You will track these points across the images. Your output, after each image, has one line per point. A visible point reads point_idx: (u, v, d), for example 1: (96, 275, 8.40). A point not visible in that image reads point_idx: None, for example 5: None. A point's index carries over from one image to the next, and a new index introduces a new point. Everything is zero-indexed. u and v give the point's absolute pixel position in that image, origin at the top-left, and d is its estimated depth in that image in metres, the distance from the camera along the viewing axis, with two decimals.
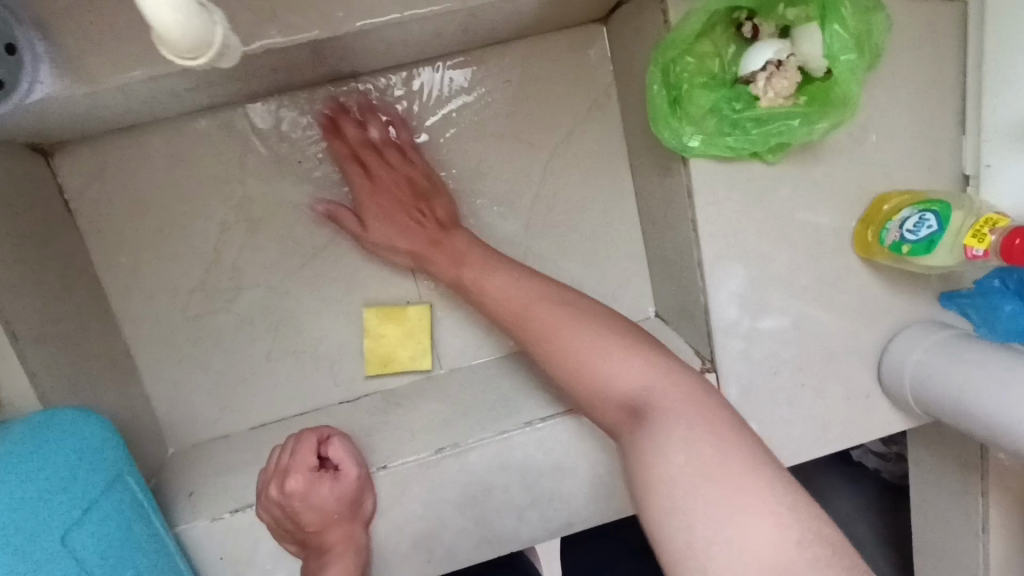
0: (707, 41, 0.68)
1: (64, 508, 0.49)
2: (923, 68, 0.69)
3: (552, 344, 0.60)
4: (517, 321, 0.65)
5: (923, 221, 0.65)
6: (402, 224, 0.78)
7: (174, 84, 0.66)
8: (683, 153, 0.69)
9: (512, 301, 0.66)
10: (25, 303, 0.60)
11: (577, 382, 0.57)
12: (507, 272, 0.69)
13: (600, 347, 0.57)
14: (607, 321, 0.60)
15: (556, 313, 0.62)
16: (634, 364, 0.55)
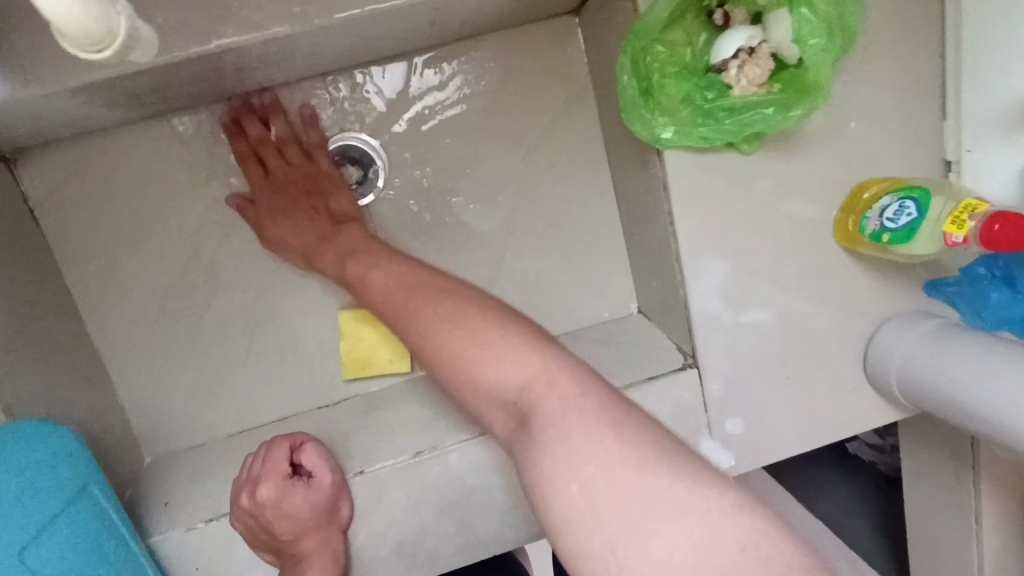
0: (678, 29, 0.64)
1: (23, 526, 0.53)
2: (893, 53, 0.68)
3: (440, 348, 0.56)
4: (400, 316, 0.61)
5: (902, 209, 0.64)
6: (294, 214, 0.78)
7: (130, 87, 0.63)
8: (657, 145, 0.65)
9: (396, 295, 0.63)
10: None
11: (469, 386, 0.54)
12: (390, 266, 0.67)
13: (488, 349, 0.53)
14: (497, 319, 0.56)
15: (438, 315, 0.58)
16: (512, 360, 0.52)
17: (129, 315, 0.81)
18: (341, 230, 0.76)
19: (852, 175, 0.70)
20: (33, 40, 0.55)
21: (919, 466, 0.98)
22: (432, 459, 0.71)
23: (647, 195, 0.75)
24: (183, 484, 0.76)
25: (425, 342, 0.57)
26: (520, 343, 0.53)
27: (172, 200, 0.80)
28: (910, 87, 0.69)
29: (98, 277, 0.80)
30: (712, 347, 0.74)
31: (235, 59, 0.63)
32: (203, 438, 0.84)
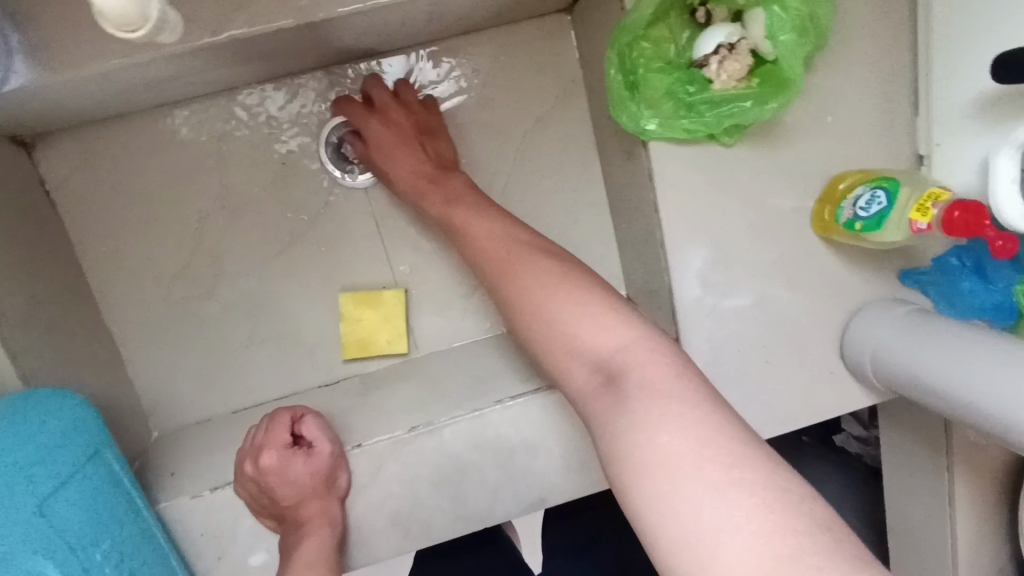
0: (662, 26, 0.68)
1: (43, 483, 0.57)
2: (870, 51, 0.71)
3: (534, 308, 0.57)
4: (498, 273, 0.61)
5: (873, 199, 0.68)
6: (397, 159, 0.77)
7: (145, 76, 0.67)
8: (642, 136, 0.68)
9: (494, 249, 0.63)
10: (18, 298, 0.67)
11: (557, 347, 0.55)
12: (482, 222, 0.66)
13: (581, 314, 0.55)
14: (589, 288, 0.57)
15: (535, 276, 0.59)
16: (610, 327, 0.54)
17: (138, 295, 0.85)
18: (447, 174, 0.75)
19: (829, 166, 0.74)
20: (56, 29, 0.59)
21: (896, 451, 1.01)
22: (426, 434, 0.76)
23: (634, 186, 0.78)
24: (188, 456, 0.79)
25: (519, 302, 0.58)
26: (614, 314, 0.55)
27: (181, 185, 0.84)
28: (885, 83, 0.72)
29: (109, 258, 0.84)
30: (696, 330, 0.77)
31: (246, 49, 0.67)
32: (207, 415, 0.88)
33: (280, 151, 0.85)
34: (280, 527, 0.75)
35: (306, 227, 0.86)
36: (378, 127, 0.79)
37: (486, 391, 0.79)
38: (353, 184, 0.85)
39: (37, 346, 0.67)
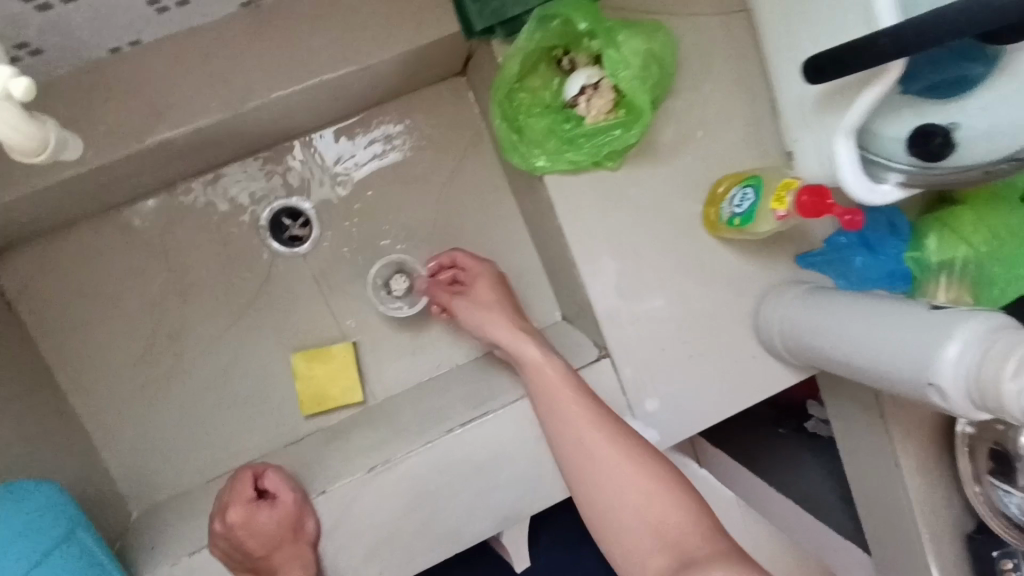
0: (535, 78, 0.78)
1: (23, 558, 0.61)
2: (721, 71, 0.82)
3: (613, 488, 0.66)
4: (576, 448, 0.70)
5: (744, 196, 0.77)
6: (494, 314, 0.82)
7: (85, 184, 0.75)
8: (534, 172, 0.77)
9: (575, 428, 0.71)
10: None
11: (631, 524, 0.64)
12: (559, 383, 0.74)
13: (660, 505, 0.64)
14: (660, 474, 0.66)
15: (609, 455, 0.68)
16: (683, 519, 0.63)
17: (107, 383, 0.91)
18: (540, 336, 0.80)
19: (708, 173, 0.83)
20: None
21: (842, 422, 1.07)
22: (385, 471, 0.80)
23: (543, 216, 0.87)
24: (167, 528, 0.84)
25: (599, 483, 0.67)
26: (683, 502, 0.64)
27: (138, 276, 0.91)
28: (740, 96, 0.83)
29: (77, 353, 0.90)
30: (619, 336, 0.84)
31: (174, 150, 0.76)
32: (184, 487, 0.92)
33: (223, 233, 0.92)
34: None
35: (256, 297, 0.93)
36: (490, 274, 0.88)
37: (438, 422, 0.85)
38: (292, 254, 0.94)
39: (13, 436, 0.73)
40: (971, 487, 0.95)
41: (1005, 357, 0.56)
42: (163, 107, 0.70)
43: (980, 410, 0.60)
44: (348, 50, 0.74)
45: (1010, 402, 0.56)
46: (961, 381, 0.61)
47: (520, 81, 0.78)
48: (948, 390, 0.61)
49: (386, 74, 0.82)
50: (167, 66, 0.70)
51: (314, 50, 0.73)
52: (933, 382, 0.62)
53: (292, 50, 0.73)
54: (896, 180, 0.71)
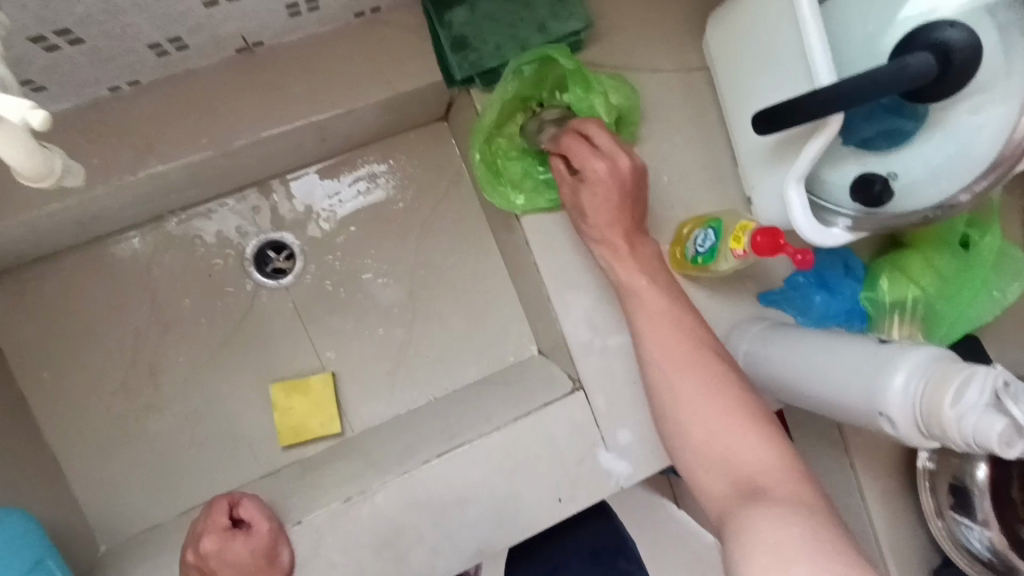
0: (511, 124, 0.84)
1: None
2: (683, 121, 0.88)
3: (694, 416, 0.67)
4: (660, 374, 0.71)
5: (706, 237, 0.81)
6: (599, 204, 0.76)
7: (76, 215, 0.78)
8: (512, 210, 0.82)
9: (668, 352, 0.70)
10: None
11: (706, 452, 0.66)
12: (657, 311, 0.73)
13: (738, 434, 0.65)
14: (743, 401, 0.67)
15: (693, 385, 0.68)
16: (758, 448, 0.64)
17: (82, 414, 0.91)
18: (643, 245, 0.78)
19: (674, 215, 0.88)
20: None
21: (809, 457, 1.10)
22: (360, 501, 0.81)
23: (519, 253, 0.91)
24: (136, 561, 0.83)
25: (680, 411, 0.68)
26: (764, 429, 0.65)
27: (122, 307, 0.92)
28: (702, 145, 0.89)
29: (55, 383, 0.90)
30: (591, 368, 0.88)
31: (165, 183, 0.79)
32: (156, 520, 0.91)
33: (208, 265, 0.94)
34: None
35: (238, 328, 0.95)
36: (621, 174, 0.75)
37: (416, 453, 0.86)
38: (274, 286, 0.96)
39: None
40: (934, 522, 0.92)
41: (948, 387, 0.60)
42: (157, 143, 0.74)
43: (927, 437, 0.63)
44: (336, 95, 0.79)
45: (953, 426, 0.59)
46: (909, 409, 0.64)
47: (499, 127, 0.83)
48: (896, 418, 0.64)
49: (371, 118, 0.87)
50: (164, 107, 0.75)
51: (305, 94, 0.78)
52: (883, 411, 0.65)
53: (284, 94, 0.77)
54: (845, 225, 0.76)
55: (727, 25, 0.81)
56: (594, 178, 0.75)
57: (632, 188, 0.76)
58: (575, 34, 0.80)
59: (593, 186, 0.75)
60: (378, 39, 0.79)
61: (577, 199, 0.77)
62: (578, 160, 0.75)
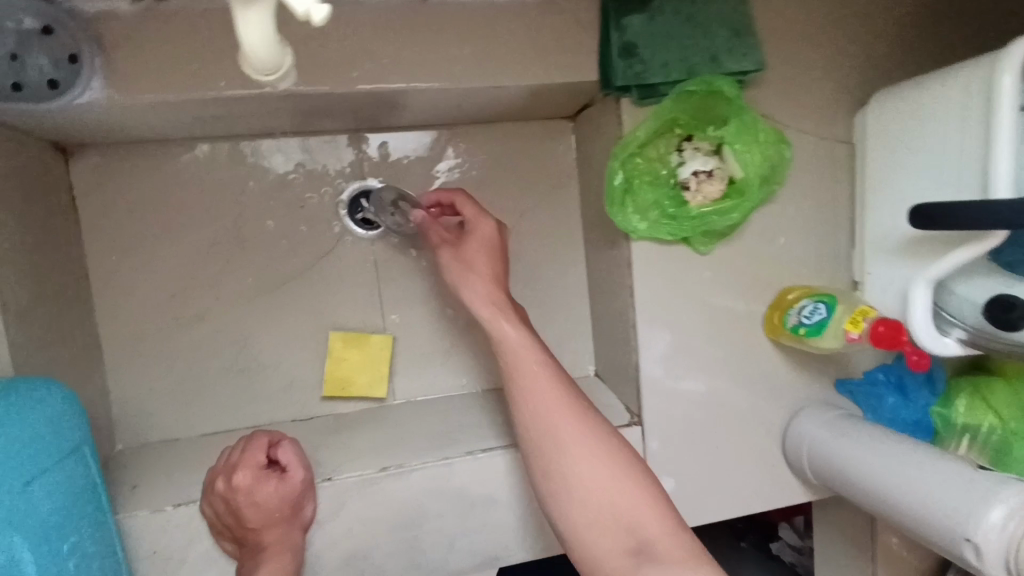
0: (653, 148, 0.82)
1: (40, 457, 0.60)
2: (818, 189, 0.86)
3: (580, 468, 0.66)
4: (538, 428, 0.68)
5: (815, 309, 0.79)
6: (485, 265, 0.77)
7: (197, 111, 0.75)
8: (631, 234, 0.80)
9: (543, 395, 0.69)
10: (23, 286, 0.71)
11: (588, 505, 0.64)
12: (531, 366, 0.71)
13: (620, 487, 0.64)
14: (616, 452, 0.67)
15: (573, 437, 0.67)
16: (638, 498, 0.64)
17: (134, 307, 0.87)
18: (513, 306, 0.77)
19: (779, 279, 0.86)
20: (136, 62, 0.68)
21: (824, 549, 1.08)
22: (395, 475, 0.78)
23: (614, 272, 0.89)
24: (154, 472, 0.80)
25: (563, 459, 0.66)
26: (638, 479, 0.65)
27: (201, 213, 0.88)
28: (828, 218, 0.87)
29: (115, 268, 0.87)
30: (655, 407, 0.86)
31: (295, 104, 0.76)
32: (176, 435, 0.89)
33: (300, 199, 0.90)
34: (232, 542, 0.74)
35: (309, 266, 0.91)
36: (490, 236, 0.79)
37: (457, 442, 0.83)
38: (363, 237, 0.92)
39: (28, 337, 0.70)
40: None
41: None
42: (303, 61, 0.71)
43: None
44: (492, 67, 0.76)
45: None
46: (1000, 542, 0.62)
47: (640, 148, 0.81)
48: (985, 551, 0.62)
49: (512, 98, 0.84)
50: (320, 29, 0.71)
51: (463, 59, 0.75)
52: (970, 538, 0.63)
53: (443, 53, 0.74)
54: (958, 336, 0.74)
55: (892, 107, 0.78)
56: (477, 232, 0.79)
57: (500, 248, 0.80)
58: (744, 75, 0.78)
59: (474, 238, 0.79)
60: (550, 25, 0.76)
61: (471, 258, 0.78)
62: (476, 237, 0.79)
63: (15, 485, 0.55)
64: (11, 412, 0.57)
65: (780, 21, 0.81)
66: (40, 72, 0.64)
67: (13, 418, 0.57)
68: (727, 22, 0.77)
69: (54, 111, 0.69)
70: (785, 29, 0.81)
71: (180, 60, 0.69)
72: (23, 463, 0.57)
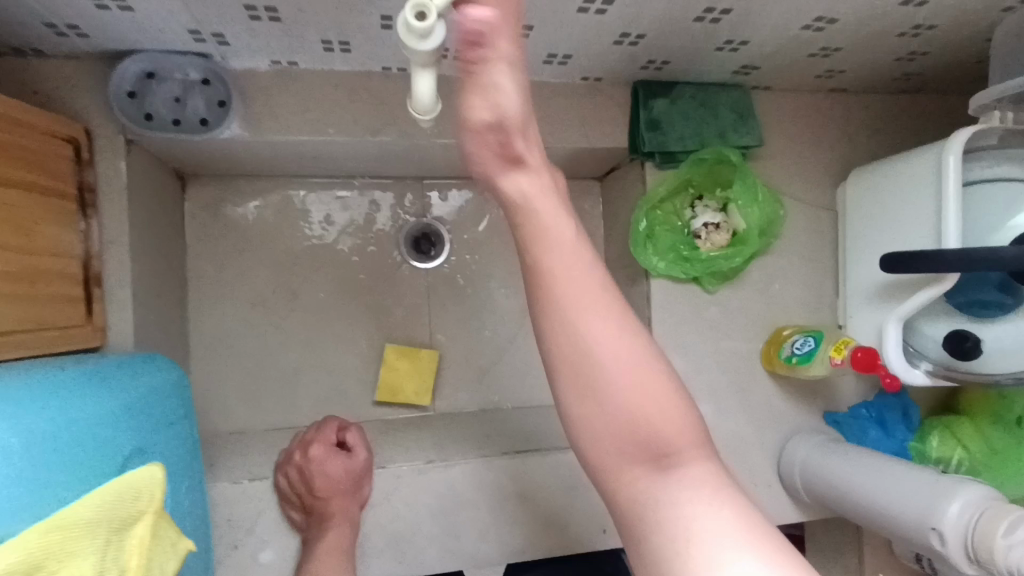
0: (671, 202, 0.99)
1: (163, 413, 0.72)
2: (807, 245, 1.03)
3: (608, 377, 0.54)
4: (576, 349, 0.55)
5: (805, 342, 0.93)
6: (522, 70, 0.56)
7: (303, 150, 0.92)
8: (650, 271, 0.97)
9: (571, 280, 0.55)
10: (141, 283, 0.84)
11: (611, 416, 0.55)
12: (574, 273, 0.55)
13: (648, 399, 0.55)
14: (651, 359, 0.56)
15: (617, 363, 0.55)
16: (668, 410, 0.56)
17: (220, 314, 1.01)
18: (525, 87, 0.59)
19: (775, 319, 1.02)
20: (266, 108, 0.85)
21: None
22: (440, 467, 0.88)
23: (634, 307, 1.04)
24: (227, 455, 0.91)
25: (590, 361, 0.54)
26: (668, 393, 0.56)
27: (286, 237, 1.04)
28: (815, 270, 1.03)
29: (208, 278, 1.01)
30: None
31: (383, 151, 0.94)
32: (243, 428, 1.00)
33: (370, 230, 1.06)
34: (298, 509, 0.86)
35: (373, 288, 1.06)
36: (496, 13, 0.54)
37: (496, 443, 0.95)
38: (420, 267, 1.07)
39: (138, 326, 0.83)
40: None
41: (999, 522, 0.69)
42: (399, 117, 0.89)
43: (971, 557, 0.72)
44: (545, 132, 0.94)
45: (1003, 556, 0.68)
46: (961, 532, 0.73)
47: (660, 202, 0.99)
48: (947, 536, 0.74)
49: (556, 158, 1.03)
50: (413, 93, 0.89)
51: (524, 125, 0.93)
52: (936, 526, 0.74)
53: None
54: (926, 367, 0.89)
55: (866, 180, 0.96)
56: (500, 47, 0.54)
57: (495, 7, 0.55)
58: (746, 147, 0.97)
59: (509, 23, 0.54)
60: (592, 103, 0.96)
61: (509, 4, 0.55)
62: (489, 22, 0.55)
63: (144, 430, 0.67)
64: (139, 372, 0.71)
65: (773, 112, 1.01)
66: (196, 111, 0.82)
67: (141, 377, 0.70)
68: (732, 108, 0.97)
69: (198, 143, 0.86)
70: (779, 118, 1.02)
71: (300, 109, 0.86)
72: (155, 410, 0.70)
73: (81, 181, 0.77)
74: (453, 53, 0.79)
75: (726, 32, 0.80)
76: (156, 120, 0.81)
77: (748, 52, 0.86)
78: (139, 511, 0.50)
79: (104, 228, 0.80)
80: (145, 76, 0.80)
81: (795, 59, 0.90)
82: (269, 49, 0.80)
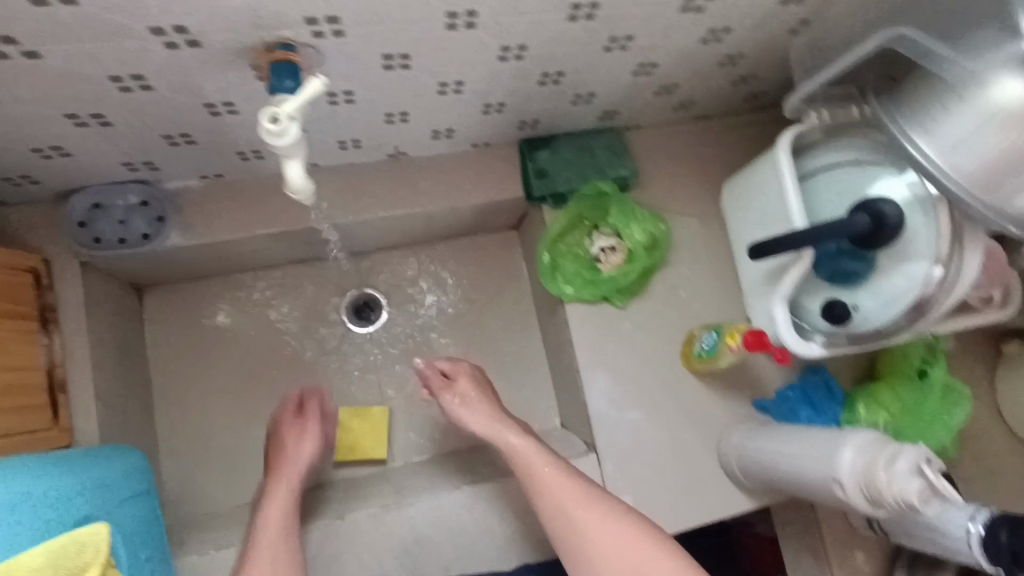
0: (570, 236, 1.12)
1: (125, 490, 0.81)
2: (701, 251, 1.14)
3: (600, 545, 0.85)
4: (579, 537, 0.87)
5: (710, 337, 1.04)
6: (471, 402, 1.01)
7: (240, 248, 1.05)
8: (562, 297, 1.08)
9: (551, 486, 0.90)
10: (104, 387, 0.95)
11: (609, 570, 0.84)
12: (554, 477, 0.91)
13: (632, 551, 0.84)
14: (625, 520, 0.86)
15: (605, 529, 0.86)
16: (650, 553, 0.83)
17: (184, 405, 1.11)
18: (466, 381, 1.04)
19: (686, 321, 1.11)
20: (200, 217, 0.98)
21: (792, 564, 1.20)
22: (394, 510, 0.95)
23: (559, 334, 1.15)
24: (199, 532, 0.98)
25: (586, 540, 0.86)
26: (646, 542, 0.84)
27: (238, 327, 1.15)
28: (714, 271, 1.14)
29: (171, 376, 1.11)
30: (603, 435, 1.06)
31: (310, 235, 1.07)
32: (217, 506, 1.08)
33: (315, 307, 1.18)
34: (269, 479, 0.95)
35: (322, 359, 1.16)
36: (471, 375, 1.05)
37: (448, 480, 1.02)
38: (362, 333, 1.19)
39: (102, 426, 0.92)
40: None
41: (880, 458, 0.77)
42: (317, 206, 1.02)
43: (869, 499, 0.79)
44: (447, 196, 1.08)
45: (885, 487, 0.75)
46: (854, 474, 0.80)
47: (559, 237, 1.11)
48: (844, 482, 0.80)
49: (466, 216, 1.16)
50: (326, 183, 1.04)
51: (427, 194, 1.07)
52: (835, 475, 0.81)
53: (410, 190, 1.07)
54: (820, 341, 0.96)
55: (732, 187, 1.08)
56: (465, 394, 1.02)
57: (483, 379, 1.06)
58: (624, 178, 1.10)
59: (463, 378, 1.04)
60: (484, 164, 1.10)
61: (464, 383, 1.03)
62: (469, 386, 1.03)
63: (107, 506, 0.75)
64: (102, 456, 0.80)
65: (646, 145, 1.16)
66: (138, 229, 0.95)
67: (106, 460, 0.80)
68: (607, 147, 1.11)
69: (146, 255, 0.99)
70: (652, 149, 1.16)
71: (230, 213, 1.00)
72: (116, 488, 0.79)
73: (42, 303, 0.88)
74: (352, 141, 0.96)
75: (572, 90, 0.95)
76: (104, 242, 0.94)
77: (601, 101, 1.01)
78: (85, 563, 0.56)
79: (68, 341, 0.91)
80: (92, 208, 0.94)
81: (646, 99, 1.05)
82: (195, 168, 0.94)
